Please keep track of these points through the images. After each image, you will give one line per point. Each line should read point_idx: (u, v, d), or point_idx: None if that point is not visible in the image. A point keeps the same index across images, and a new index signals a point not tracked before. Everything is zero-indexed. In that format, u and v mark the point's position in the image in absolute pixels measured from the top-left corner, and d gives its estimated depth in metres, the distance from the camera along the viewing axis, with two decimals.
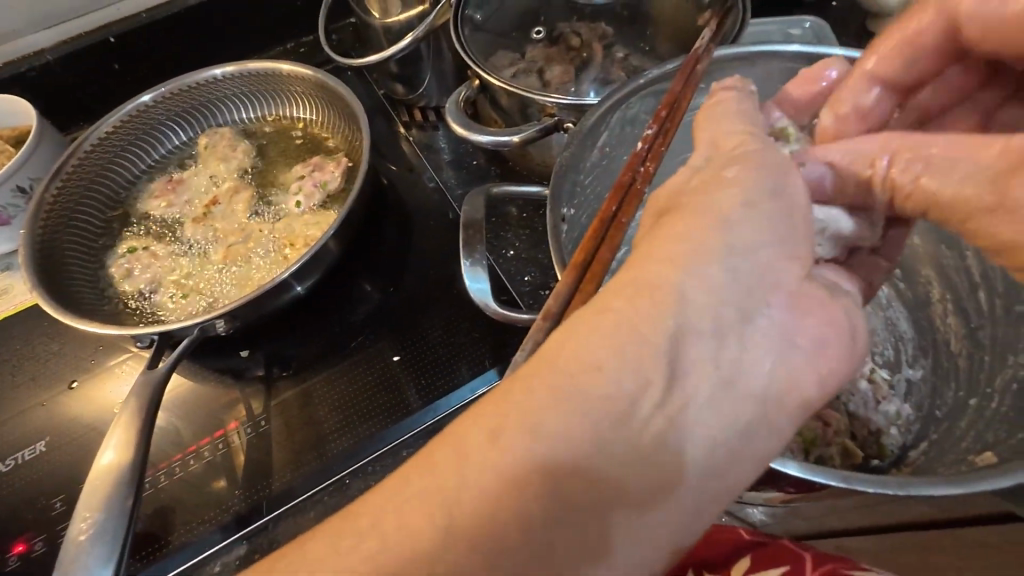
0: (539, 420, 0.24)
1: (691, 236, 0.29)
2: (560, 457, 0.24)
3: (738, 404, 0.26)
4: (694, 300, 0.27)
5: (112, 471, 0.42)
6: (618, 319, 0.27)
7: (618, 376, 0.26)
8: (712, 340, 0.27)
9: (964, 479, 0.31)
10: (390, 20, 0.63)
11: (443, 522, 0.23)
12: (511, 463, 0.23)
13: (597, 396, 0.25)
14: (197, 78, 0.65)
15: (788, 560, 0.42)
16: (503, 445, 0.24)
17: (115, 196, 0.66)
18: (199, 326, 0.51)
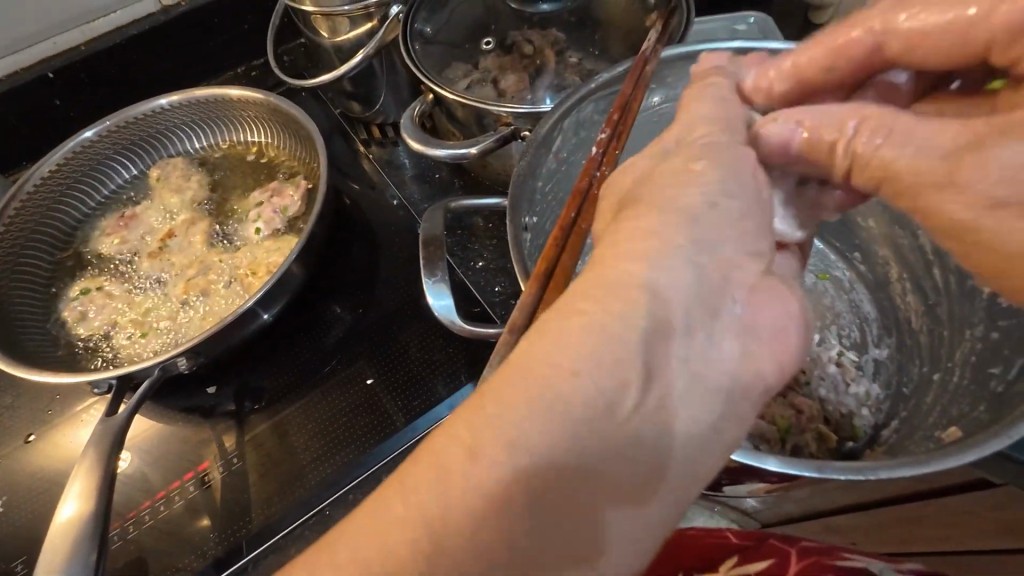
0: (511, 429, 0.22)
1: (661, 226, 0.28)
2: (538, 464, 0.22)
3: (714, 404, 0.25)
4: (664, 290, 0.26)
5: (73, 526, 0.40)
6: (591, 318, 0.25)
7: (594, 376, 0.23)
8: (687, 334, 0.25)
9: (932, 458, 0.31)
10: (340, 39, 0.62)
11: (411, 557, 0.20)
12: (480, 483, 0.21)
13: (574, 406, 0.23)
14: (143, 109, 0.63)
15: (770, 554, 0.44)
16: (475, 461, 0.22)
17: (64, 237, 0.63)
18: (160, 365, 0.49)
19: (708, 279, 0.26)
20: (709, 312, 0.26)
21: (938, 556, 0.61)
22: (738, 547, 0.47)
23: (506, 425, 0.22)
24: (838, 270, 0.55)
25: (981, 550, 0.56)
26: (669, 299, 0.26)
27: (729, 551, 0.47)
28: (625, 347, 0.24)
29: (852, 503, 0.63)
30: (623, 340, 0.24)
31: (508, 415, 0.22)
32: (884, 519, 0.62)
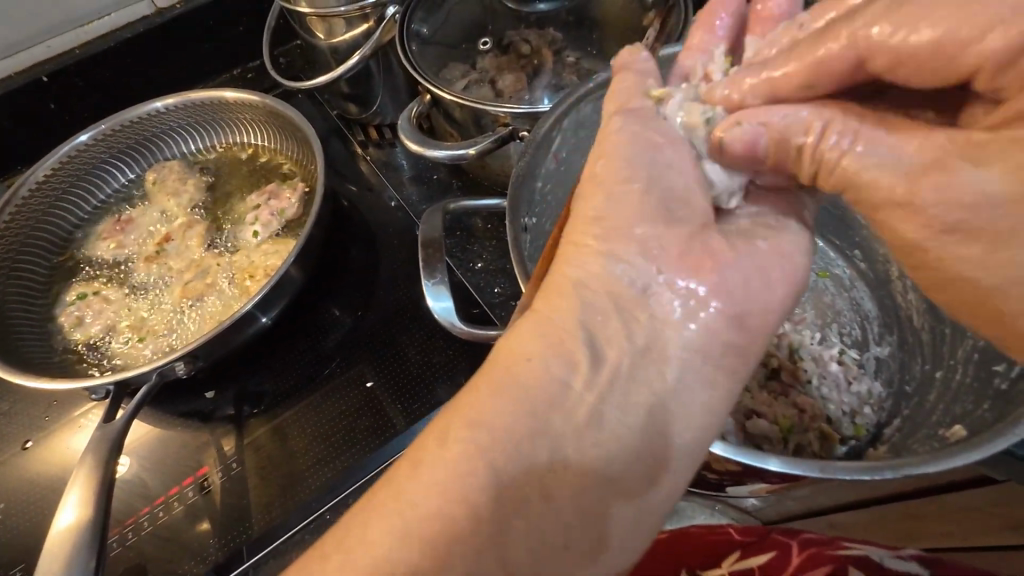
0: (481, 412, 0.29)
1: (595, 235, 0.35)
2: (511, 436, 0.28)
3: (661, 378, 0.31)
4: (596, 285, 0.34)
5: (71, 534, 0.40)
6: (536, 325, 0.32)
7: (549, 364, 0.31)
8: (625, 321, 0.32)
9: (937, 458, 0.31)
10: (336, 40, 0.62)
11: (427, 524, 0.26)
12: (463, 464, 0.27)
13: (531, 387, 0.30)
14: (138, 112, 0.63)
15: (771, 548, 0.44)
16: (454, 444, 0.28)
17: (60, 242, 0.63)
18: (158, 370, 0.49)
19: (643, 270, 0.33)
20: (643, 303, 0.33)
21: (940, 553, 0.61)
22: (740, 541, 0.47)
23: (478, 409, 0.29)
24: (837, 268, 0.55)
25: (981, 547, 0.56)
26: (608, 292, 0.33)
27: (732, 545, 0.47)
28: (571, 341, 0.32)
29: (855, 501, 0.63)
30: (568, 337, 0.32)
31: (479, 404, 0.29)
32: (887, 516, 0.62)
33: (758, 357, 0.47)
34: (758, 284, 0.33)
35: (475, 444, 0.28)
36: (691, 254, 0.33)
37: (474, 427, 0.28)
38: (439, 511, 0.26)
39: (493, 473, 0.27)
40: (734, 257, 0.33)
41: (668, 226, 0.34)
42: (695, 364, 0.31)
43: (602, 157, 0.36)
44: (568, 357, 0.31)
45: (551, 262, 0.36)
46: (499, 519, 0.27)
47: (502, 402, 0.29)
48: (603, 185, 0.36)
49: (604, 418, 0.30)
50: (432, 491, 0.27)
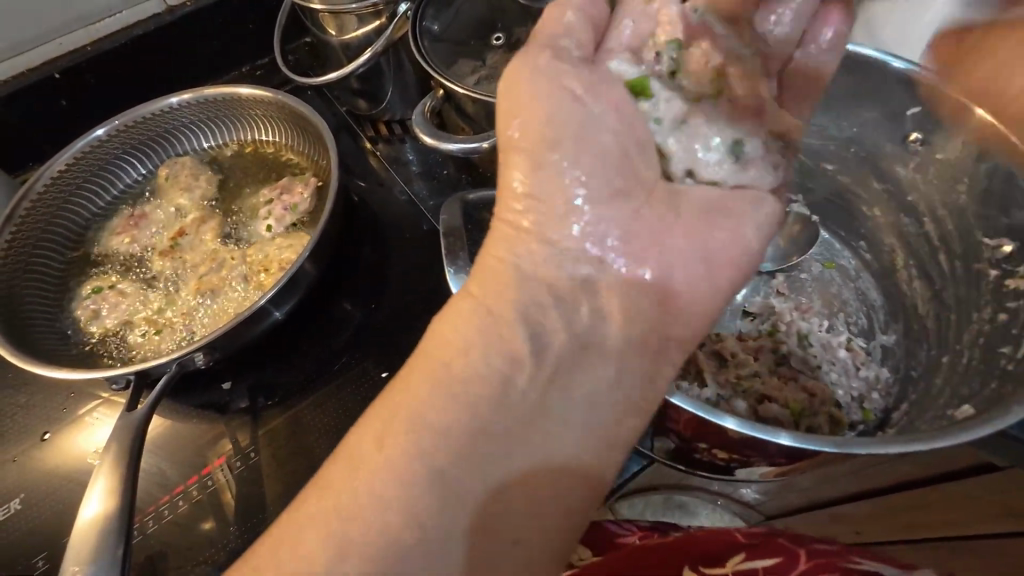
0: (420, 409, 0.32)
1: (530, 218, 0.36)
2: (449, 430, 0.32)
3: (600, 375, 0.35)
4: (532, 271, 0.36)
5: (100, 522, 0.40)
6: (472, 314, 0.35)
7: (486, 357, 0.34)
8: (559, 306, 0.36)
9: (954, 430, 0.33)
10: (347, 36, 0.63)
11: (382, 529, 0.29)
12: (407, 466, 0.31)
13: (468, 384, 0.33)
14: (152, 109, 0.64)
15: (780, 552, 0.45)
16: (393, 447, 0.31)
17: (75, 237, 0.63)
18: (178, 360, 0.50)
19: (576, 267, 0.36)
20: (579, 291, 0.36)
21: (941, 541, 0.63)
22: (743, 541, 0.47)
23: (419, 413, 0.32)
24: (844, 258, 0.55)
25: (982, 534, 0.58)
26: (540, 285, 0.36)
27: (734, 545, 0.46)
28: (509, 328, 0.34)
29: (859, 491, 0.64)
30: (504, 329, 0.34)
31: (417, 405, 0.32)
32: (892, 504, 0.63)
33: (768, 343, 0.49)
34: (702, 263, 0.36)
35: (420, 454, 0.31)
36: (640, 235, 0.36)
37: (412, 435, 0.31)
38: (386, 517, 0.30)
39: (435, 474, 0.31)
40: (681, 233, 0.36)
41: (614, 207, 0.36)
42: (629, 352, 0.36)
43: (515, 115, 0.35)
44: (506, 349, 0.34)
45: (489, 236, 0.38)
46: (441, 517, 0.30)
47: (441, 403, 0.32)
48: (530, 151, 0.35)
49: (545, 413, 0.34)
50: (375, 502, 0.30)
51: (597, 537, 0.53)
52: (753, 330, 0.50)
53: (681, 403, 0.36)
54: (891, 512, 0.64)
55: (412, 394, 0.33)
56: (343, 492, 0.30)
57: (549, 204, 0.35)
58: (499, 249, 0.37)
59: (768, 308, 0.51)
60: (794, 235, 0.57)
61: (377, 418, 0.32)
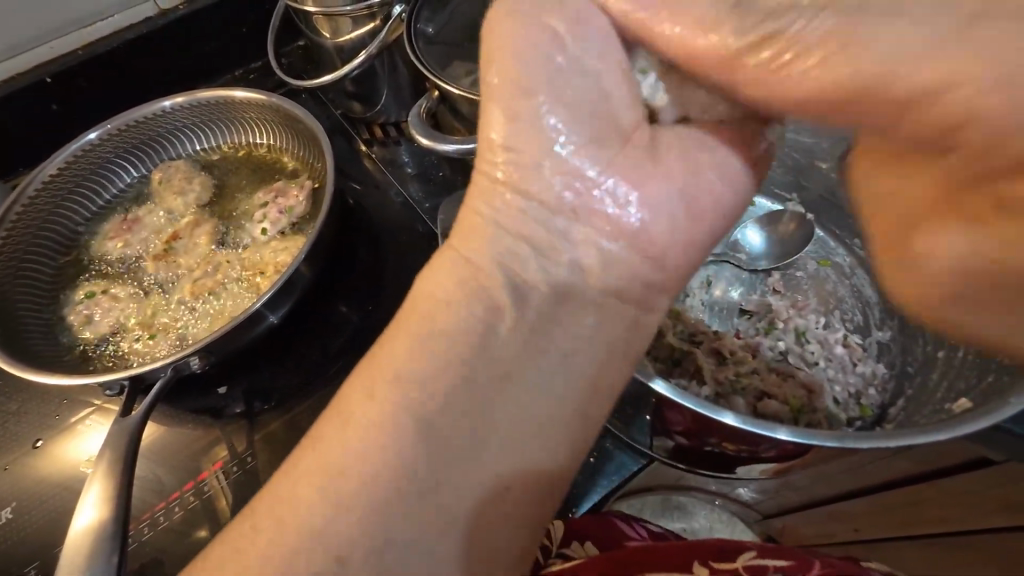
0: (403, 366, 0.32)
1: (506, 169, 0.36)
2: (428, 381, 0.32)
3: (580, 320, 0.35)
4: (513, 219, 0.36)
5: (94, 530, 0.40)
6: (453, 266, 0.35)
7: (468, 308, 0.34)
8: (532, 245, 0.36)
9: (952, 425, 0.33)
10: (341, 39, 0.63)
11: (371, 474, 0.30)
12: (389, 416, 0.31)
13: (450, 333, 0.33)
14: (145, 112, 0.63)
15: (793, 556, 0.41)
16: (377, 399, 0.31)
17: (67, 242, 0.63)
18: (173, 364, 0.49)
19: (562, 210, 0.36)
20: (557, 240, 0.36)
21: (937, 538, 0.63)
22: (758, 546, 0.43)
23: (401, 365, 0.32)
24: (838, 256, 0.56)
25: (978, 529, 0.57)
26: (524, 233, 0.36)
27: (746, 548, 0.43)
28: (490, 279, 0.35)
29: (856, 487, 0.65)
30: (485, 281, 0.35)
31: (398, 356, 0.32)
32: (889, 500, 0.63)
33: (765, 340, 0.49)
34: (687, 201, 0.36)
35: (404, 407, 0.31)
36: (626, 172, 0.35)
37: (396, 389, 0.32)
38: (372, 468, 0.30)
39: (416, 427, 0.31)
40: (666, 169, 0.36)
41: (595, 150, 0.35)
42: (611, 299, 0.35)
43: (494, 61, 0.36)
44: (486, 295, 0.34)
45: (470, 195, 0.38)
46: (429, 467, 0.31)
47: (422, 355, 0.32)
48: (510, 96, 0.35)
49: (527, 360, 0.33)
50: (362, 455, 0.30)
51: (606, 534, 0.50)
52: (749, 328, 0.51)
53: (675, 397, 0.37)
54: (888, 508, 0.64)
55: (395, 349, 0.33)
56: (330, 447, 0.31)
57: (522, 149, 0.36)
58: (476, 203, 0.37)
59: (765, 306, 0.52)
60: (788, 234, 0.56)
61: (367, 372, 0.33)
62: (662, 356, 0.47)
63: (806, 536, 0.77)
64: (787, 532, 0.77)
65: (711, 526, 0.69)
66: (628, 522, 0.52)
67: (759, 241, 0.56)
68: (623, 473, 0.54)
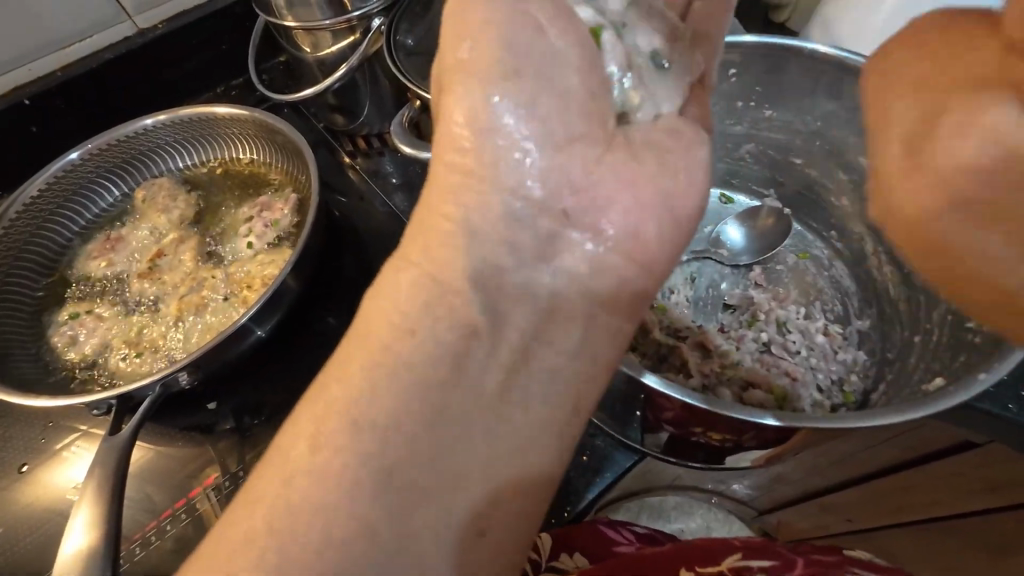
0: (360, 405, 0.29)
1: (466, 163, 0.33)
2: (388, 420, 0.29)
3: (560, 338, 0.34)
4: (478, 225, 0.33)
5: (84, 554, 0.39)
6: (425, 282, 0.32)
7: (432, 328, 0.31)
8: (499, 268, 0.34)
9: (927, 402, 0.35)
10: (322, 53, 0.64)
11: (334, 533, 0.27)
12: (345, 458, 0.28)
13: (415, 360, 0.30)
14: (127, 130, 0.63)
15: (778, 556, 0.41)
16: (326, 447, 0.28)
17: (49, 263, 0.62)
18: (160, 382, 0.49)
19: (527, 237, 0.34)
20: (520, 260, 0.34)
21: (928, 524, 0.63)
22: (740, 545, 0.43)
23: (358, 402, 0.29)
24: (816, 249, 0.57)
25: (967, 512, 0.58)
26: (487, 251, 0.33)
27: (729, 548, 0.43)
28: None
29: (847, 479, 0.66)
30: (454, 298, 0.32)
31: (357, 386, 0.30)
32: (881, 487, 0.64)
33: (748, 333, 0.50)
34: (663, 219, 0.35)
35: (364, 444, 0.28)
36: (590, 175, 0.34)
37: (358, 425, 0.29)
38: (337, 507, 0.27)
39: (381, 473, 0.28)
40: (629, 176, 0.35)
41: (563, 154, 0.34)
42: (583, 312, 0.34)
43: (468, 40, 0.32)
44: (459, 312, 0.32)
45: (426, 194, 0.34)
46: (393, 518, 0.28)
47: (384, 388, 0.30)
48: (479, 75, 0.32)
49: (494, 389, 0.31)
50: (328, 490, 0.28)
51: (595, 543, 0.49)
52: (731, 321, 0.52)
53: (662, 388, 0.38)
54: (881, 496, 0.65)
55: (351, 380, 0.30)
56: (280, 495, 0.28)
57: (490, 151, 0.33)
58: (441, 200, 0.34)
59: (747, 299, 0.53)
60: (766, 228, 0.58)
61: (318, 404, 0.30)
62: (649, 353, 0.48)
63: (800, 530, 0.78)
64: (782, 527, 0.78)
65: (708, 525, 0.71)
66: (613, 527, 0.52)
67: (738, 237, 0.57)
68: (615, 471, 0.53)
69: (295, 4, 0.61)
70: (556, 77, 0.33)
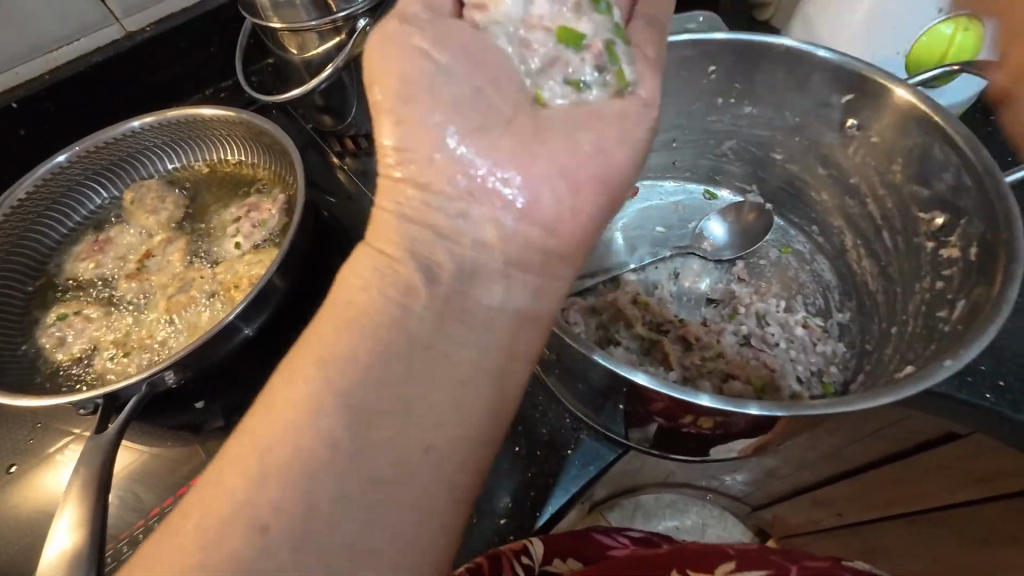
0: (325, 368, 0.32)
1: (404, 169, 0.36)
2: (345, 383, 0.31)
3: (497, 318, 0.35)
4: (434, 225, 0.36)
5: (69, 553, 0.39)
6: (371, 276, 0.35)
7: (385, 304, 0.33)
8: (449, 250, 0.36)
9: (893, 389, 0.35)
10: (308, 54, 0.65)
11: (286, 488, 0.29)
12: (305, 419, 0.30)
13: (367, 333, 0.33)
14: (114, 132, 0.63)
15: (769, 564, 0.41)
16: (291, 406, 0.31)
17: (38, 265, 0.62)
18: (147, 381, 0.49)
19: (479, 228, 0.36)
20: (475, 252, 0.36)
21: (915, 516, 0.64)
22: (735, 552, 0.43)
23: (323, 367, 0.32)
24: (799, 243, 0.58)
25: (950, 504, 0.59)
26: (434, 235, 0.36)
27: (724, 555, 0.43)
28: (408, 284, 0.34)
29: (836, 472, 0.66)
30: (404, 279, 0.34)
31: (320, 357, 0.32)
32: (869, 480, 0.64)
33: (729, 326, 0.51)
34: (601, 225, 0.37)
35: (326, 403, 0.31)
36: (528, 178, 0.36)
37: (321, 386, 0.31)
38: (296, 460, 0.30)
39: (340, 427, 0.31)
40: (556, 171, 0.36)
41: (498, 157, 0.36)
42: (540, 303, 0.36)
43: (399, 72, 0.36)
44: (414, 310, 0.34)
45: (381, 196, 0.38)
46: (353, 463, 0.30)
47: (342, 354, 0.32)
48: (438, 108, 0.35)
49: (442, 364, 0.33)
50: (293, 446, 0.30)
51: (586, 547, 0.50)
52: (713, 315, 0.53)
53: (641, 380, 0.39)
54: (869, 488, 0.66)
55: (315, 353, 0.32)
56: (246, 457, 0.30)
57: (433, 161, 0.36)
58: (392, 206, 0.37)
59: (729, 293, 0.54)
60: (748, 224, 0.58)
61: (287, 374, 0.32)
62: (631, 346, 0.49)
63: (794, 525, 0.79)
64: (776, 520, 0.78)
65: (703, 521, 0.75)
66: (608, 534, 0.53)
67: (722, 232, 0.58)
68: (598, 466, 0.53)
69: (280, 6, 0.60)
70: (500, 98, 0.37)
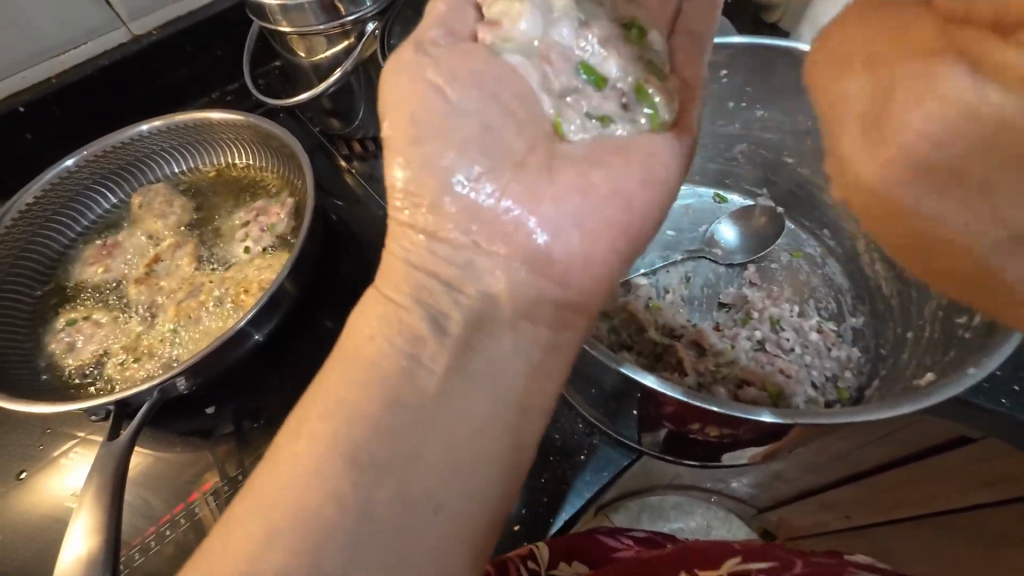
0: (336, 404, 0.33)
1: (412, 208, 0.37)
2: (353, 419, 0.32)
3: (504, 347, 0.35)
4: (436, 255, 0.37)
5: (84, 561, 0.39)
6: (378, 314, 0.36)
7: (391, 339, 0.35)
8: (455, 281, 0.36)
9: (913, 399, 0.35)
10: (316, 58, 0.64)
11: (300, 524, 0.30)
12: (319, 454, 0.31)
13: (376, 366, 0.34)
14: (122, 137, 0.63)
15: (774, 558, 0.41)
16: (305, 443, 0.32)
17: (46, 270, 0.62)
18: (159, 387, 0.49)
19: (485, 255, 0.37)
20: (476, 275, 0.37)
21: (924, 520, 0.64)
22: (741, 549, 0.42)
23: (335, 402, 0.33)
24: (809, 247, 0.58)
25: (961, 508, 0.59)
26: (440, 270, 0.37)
27: (730, 552, 0.42)
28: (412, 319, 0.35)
29: (845, 475, 0.66)
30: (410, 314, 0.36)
31: (333, 393, 0.33)
32: (878, 484, 0.64)
33: (743, 331, 0.51)
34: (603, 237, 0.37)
35: (337, 437, 0.32)
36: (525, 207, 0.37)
37: (331, 419, 0.32)
38: (311, 495, 0.30)
39: (351, 460, 0.31)
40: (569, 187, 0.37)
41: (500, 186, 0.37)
42: (550, 314, 0.36)
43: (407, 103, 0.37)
44: (406, 330, 0.35)
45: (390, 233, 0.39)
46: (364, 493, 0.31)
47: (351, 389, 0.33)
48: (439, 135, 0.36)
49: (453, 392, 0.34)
50: (305, 482, 0.31)
51: (592, 547, 0.49)
52: (726, 320, 0.53)
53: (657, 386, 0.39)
54: (878, 492, 0.66)
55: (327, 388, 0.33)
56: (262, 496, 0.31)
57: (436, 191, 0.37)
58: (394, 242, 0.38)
59: (741, 298, 0.53)
60: (760, 228, 0.58)
61: (302, 412, 0.33)
62: (645, 351, 0.49)
63: (801, 528, 0.79)
64: (783, 523, 0.78)
65: (708, 523, 0.72)
66: (612, 535, 0.51)
67: (733, 235, 0.58)
68: (611, 471, 0.53)
69: (288, 9, 0.59)
70: (498, 121, 0.37)
